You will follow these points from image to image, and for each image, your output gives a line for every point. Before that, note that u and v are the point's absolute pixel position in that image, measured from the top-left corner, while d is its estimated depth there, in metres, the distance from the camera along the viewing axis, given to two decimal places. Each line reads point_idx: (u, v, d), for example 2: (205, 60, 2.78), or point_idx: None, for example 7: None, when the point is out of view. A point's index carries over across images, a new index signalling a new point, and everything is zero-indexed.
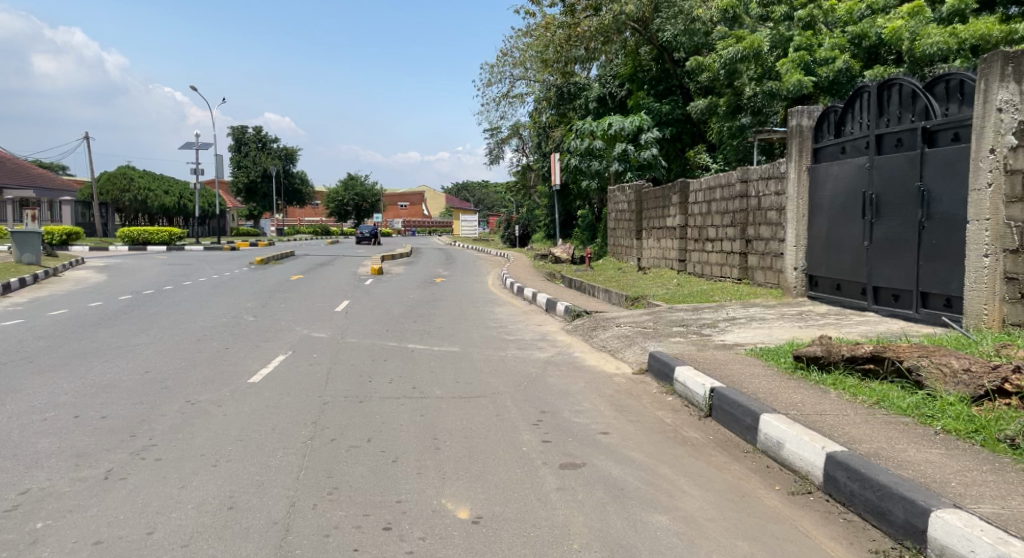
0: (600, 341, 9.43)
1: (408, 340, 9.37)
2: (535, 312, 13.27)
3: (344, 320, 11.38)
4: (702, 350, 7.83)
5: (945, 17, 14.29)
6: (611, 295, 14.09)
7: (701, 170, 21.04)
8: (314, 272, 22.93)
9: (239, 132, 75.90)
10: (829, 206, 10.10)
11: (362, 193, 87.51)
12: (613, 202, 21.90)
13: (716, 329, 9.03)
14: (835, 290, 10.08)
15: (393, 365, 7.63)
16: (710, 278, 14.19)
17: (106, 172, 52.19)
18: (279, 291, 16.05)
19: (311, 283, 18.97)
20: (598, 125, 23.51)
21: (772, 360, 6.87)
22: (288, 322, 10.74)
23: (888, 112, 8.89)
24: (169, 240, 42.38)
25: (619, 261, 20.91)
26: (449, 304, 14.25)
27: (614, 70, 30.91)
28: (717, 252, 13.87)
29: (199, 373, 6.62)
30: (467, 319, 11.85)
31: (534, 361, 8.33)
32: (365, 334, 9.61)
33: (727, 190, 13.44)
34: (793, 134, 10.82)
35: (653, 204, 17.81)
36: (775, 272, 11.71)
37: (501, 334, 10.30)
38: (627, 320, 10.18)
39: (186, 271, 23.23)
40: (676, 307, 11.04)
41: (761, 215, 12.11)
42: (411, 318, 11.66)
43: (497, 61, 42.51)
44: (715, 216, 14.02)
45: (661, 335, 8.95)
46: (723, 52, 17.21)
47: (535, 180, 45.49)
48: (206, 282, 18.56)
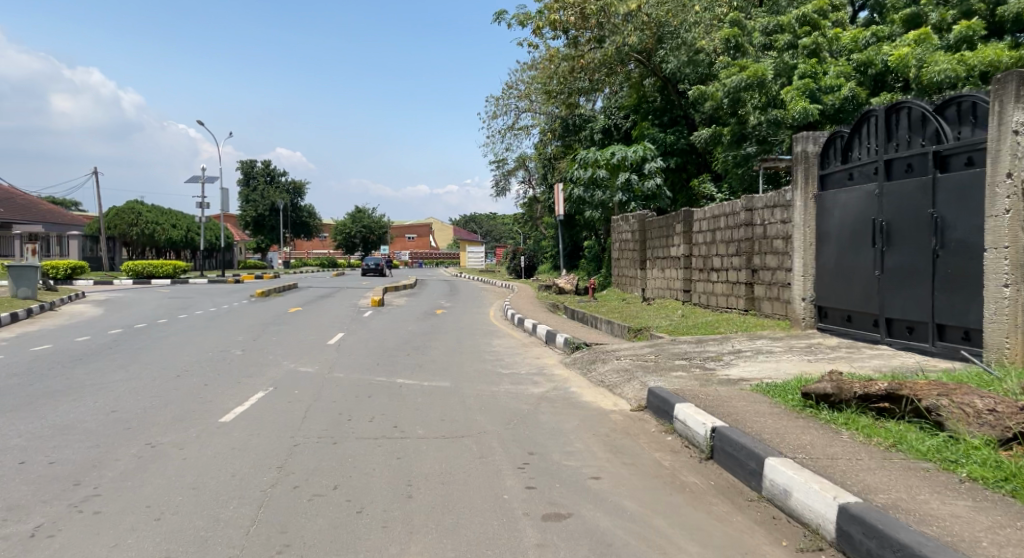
0: (599, 376, 8.99)
1: (397, 375, 8.96)
2: (534, 344, 12.84)
3: (335, 354, 10.99)
4: (705, 386, 7.39)
5: (952, 43, 13.95)
6: (614, 327, 13.66)
7: (706, 200, 20.70)
8: (315, 304, 22.60)
9: (247, 165, 76.30)
10: (837, 234, 9.72)
11: (370, 225, 87.62)
12: (617, 232, 21.57)
13: (720, 363, 8.59)
14: (845, 322, 9.66)
15: (377, 402, 7.23)
16: (716, 310, 13.76)
17: (114, 207, 52.39)
18: (274, 324, 15.69)
19: (309, 315, 18.60)
20: (602, 155, 23.28)
21: (779, 397, 6.44)
22: (276, 356, 10.35)
23: (897, 137, 8.54)
24: (174, 274, 42.23)
25: (624, 292, 20.50)
26: (446, 337, 13.83)
27: (618, 101, 30.77)
28: (723, 282, 13.46)
29: (168, 412, 6.24)
30: (463, 352, 11.44)
31: (528, 397, 7.90)
32: (353, 369, 9.22)
33: (732, 219, 13.07)
34: (798, 161, 10.48)
35: (658, 233, 17.44)
36: (782, 303, 11.28)
37: (496, 368, 9.87)
38: (628, 354, 9.75)
39: (185, 304, 22.96)
40: (680, 340, 10.61)
41: (767, 244, 11.72)
42: (404, 351, 11.25)
43: (502, 94, 42.55)
44: (720, 245, 13.64)
45: (663, 369, 8.51)
46: (727, 81, 16.95)
47: (541, 211, 45.25)
48: (202, 315, 18.23)
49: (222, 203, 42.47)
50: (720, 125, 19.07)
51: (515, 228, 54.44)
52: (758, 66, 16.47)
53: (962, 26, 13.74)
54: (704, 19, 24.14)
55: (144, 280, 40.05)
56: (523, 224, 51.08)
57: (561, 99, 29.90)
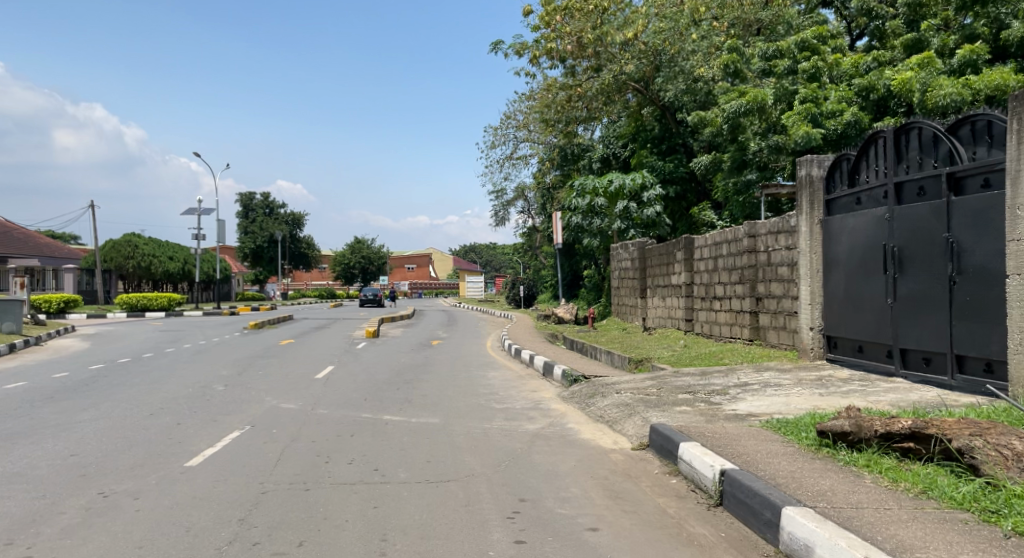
0: (598, 411, 8.50)
1: (384, 412, 8.48)
2: (531, 377, 12.35)
3: (322, 388, 10.50)
4: (711, 422, 6.92)
5: (956, 68, 13.57)
6: (614, 358, 13.19)
7: (707, 228, 20.32)
8: (308, 336, 22.12)
9: (246, 197, 76.27)
10: (846, 261, 9.29)
11: (369, 256, 87.35)
12: (616, 261, 21.17)
13: (726, 397, 8.12)
14: (857, 352, 9.21)
15: (359, 441, 6.76)
16: (719, 339, 13.30)
17: (111, 240, 52.13)
18: (263, 357, 15.23)
19: (301, 348, 18.14)
20: (600, 183, 22.97)
21: (791, 435, 5.98)
22: (259, 393, 9.89)
23: (907, 158, 8.14)
24: (169, 306, 41.85)
25: (624, 321, 20.03)
26: (440, 369, 13.35)
27: (616, 130, 30.56)
28: (726, 310, 13.02)
29: (131, 456, 5.78)
30: (456, 386, 10.95)
31: (522, 434, 7.42)
32: (338, 406, 8.72)
33: (735, 245, 12.68)
34: (802, 185, 10.09)
35: (658, 261, 17.04)
36: (788, 332, 10.83)
37: (489, 403, 9.40)
38: (628, 387, 9.27)
39: (176, 337, 22.47)
40: (682, 371, 10.14)
41: (772, 271, 11.30)
42: (395, 385, 10.77)
43: (501, 124, 42.47)
44: (722, 272, 13.23)
45: (665, 403, 8.04)
46: (726, 106, 16.63)
47: (541, 241, 44.87)
48: (191, 349, 17.76)
49: (218, 235, 42.30)
50: (720, 151, 18.75)
51: (516, 256, 54.09)
52: (758, 91, 16.16)
53: (965, 50, 13.38)
54: (702, 48, 23.96)
55: (138, 313, 39.63)
56: (523, 253, 50.70)
57: (558, 128, 29.71)
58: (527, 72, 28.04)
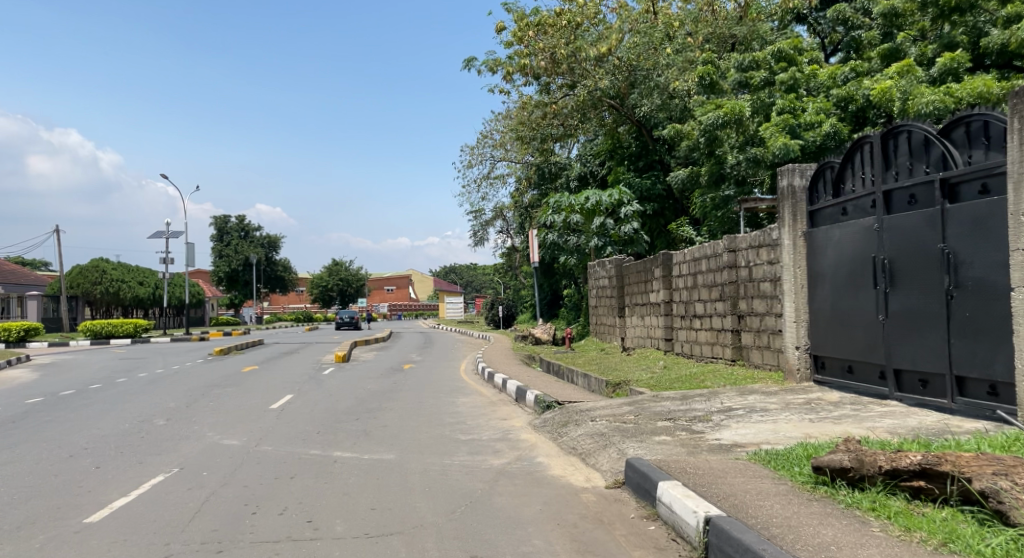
0: (570, 441, 7.79)
1: (336, 448, 7.71)
2: (502, 403, 11.61)
3: (273, 421, 9.69)
4: (692, 455, 6.24)
5: (936, 77, 13.13)
6: (591, 381, 12.51)
7: (685, 244, 19.77)
8: (275, 362, 21.23)
9: (221, 221, 75.18)
10: (833, 275, 8.69)
11: (347, 278, 86.25)
12: (593, 279, 20.56)
13: (708, 424, 7.45)
14: (846, 373, 8.60)
15: (300, 485, 6.02)
16: (701, 359, 12.67)
17: (77, 265, 50.91)
18: (220, 386, 14.37)
19: (264, 375, 17.28)
20: (576, 200, 22.40)
21: (782, 470, 5.34)
22: (202, 428, 9.09)
23: (895, 164, 7.55)
24: (136, 332, 40.71)
25: (602, 341, 19.36)
26: (407, 396, 12.58)
27: (593, 148, 30.09)
28: (707, 329, 12.41)
29: (24, 514, 5.01)
30: (420, 415, 10.20)
31: (485, 470, 6.69)
32: (285, 443, 7.95)
33: (714, 260, 12.10)
34: (783, 196, 9.50)
35: (636, 279, 16.44)
36: (773, 352, 10.22)
37: (453, 434, 8.66)
38: (603, 414, 8.58)
39: (135, 366, 21.48)
40: (661, 396, 9.46)
41: (754, 287, 10.72)
42: (354, 416, 9.99)
43: (477, 143, 41.95)
44: (702, 290, 12.63)
45: (643, 433, 7.35)
46: (702, 119, 16.12)
47: (520, 261, 44.19)
48: (147, 378, 16.85)
49: (188, 258, 41.33)
50: (697, 165, 18.24)
51: (496, 277, 53.35)
52: (736, 103, 15.66)
53: (945, 58, 12.94)
54: (676, 62, 23.57)
55: (104, 341, 38.46)
56: (503, 273, 49.96)
57: (534, 146, 29.22)
58: (501, 89, 27.56)
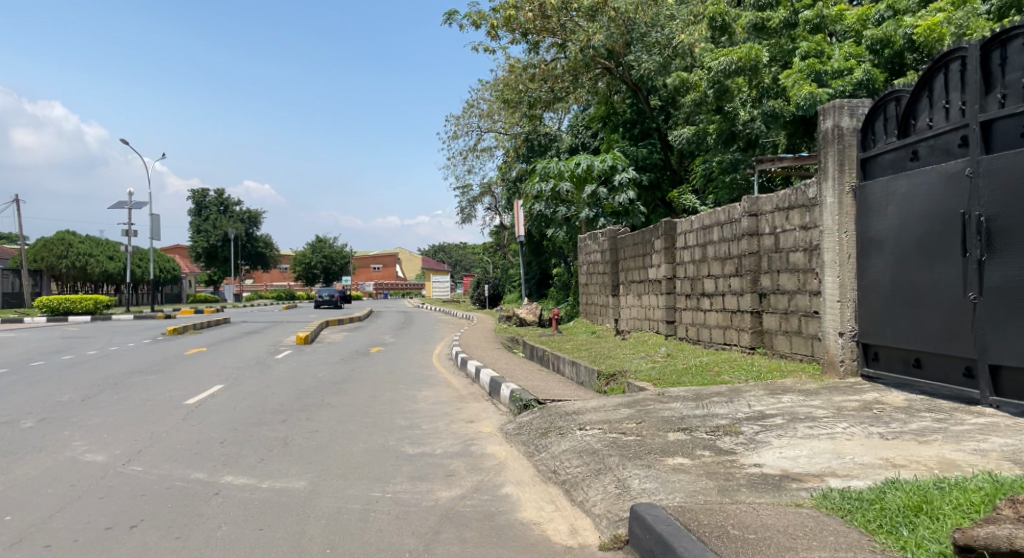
0: (549, 460, 5.76)
1: (227, 470, 5.62)
2: (472, 398, 9.59)
3: (171, 425, 7.63)
4: (728, 496, 4.20)
5: (995, 11, 11.05)
6: (581, 372, 10.48)
7: (687, 213, 17.71)
8: (229, 344, 19.11)
9: (200, 195, 72.69)
10: (896, 240, 6.64)
11: (332, 256, 83.87)
12: (583, 253, 18.57)
13: (739, 442, 5.40)
14: (912, 368, 6.58)
15: (134, 545, 3.96)
16: (711, 347, 10.67)
17: (43, 238, 48.69)
18: (144, 375, 12.28)
19: (206, 360, 15.17)
20: (566, 165, 20.26)
21: (885, 539, 3.33)
22: (73, 435, 7.01)
23: (1001, 84, 5.49)
24: (98, 309, 38.58)
25: (593, 323, 17.35)
26: (359, 388, 10.51)
27: (585, 117, 27.92)
28: (719, 310, 10.37)
29: None
30: (366, 416, 8.12)
31: (424, 512, 4.63)
32: (164, 461, 5.88)
33: (730, 228, 10.06)
34: (825, 142, 7.42)
35: (632, 253, 14.39)
36: (805, 339, 8.20)
37: (398, 446, 6.59)
38: (596, 420, 6.55)
39: (73, 347, 19.33)
40: (669, 394, 7.42)
41: (780, 259, 8.68)
42: (280, 420, 7.92)
43: (463, 112, 39.65)
44: (713, 263, 10.61)
45: (652, 453, 5.30)
46: (712, 66, 13.95)
47: (509, 238, 42.06)
48: (71, 364, 14.75)
49: (154, 232, 39.20)
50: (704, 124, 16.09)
51: (484, 255, 51.16)
52: (752, 46, 13.49)
53: None
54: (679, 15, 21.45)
55: (62, 318, 36.37)
56: (492, 251, 47.77)
57: (521, 113, 27.04)
58: (485, 49, 25.37)
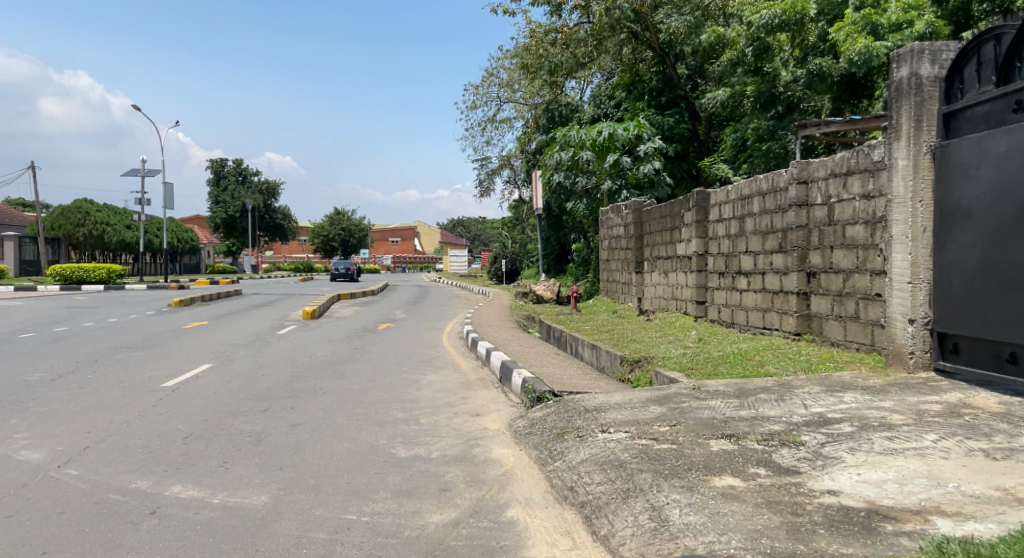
0: (565, 473, 4.76)
1: (177, 477, 4.67)
2: (480, 385, 8.60)
3: (135, 413, 6.71)
4: (803, 545, 3.18)
5: None
6: (601, 356, 9.45)
7: (719, 183, 16.50)
8: (232, 317, 18.29)
9: (218, 165, 72.12)
10: (990, 210, 5.49)
11: (349, 229, 83.13)
12: (604, 228, 17.41)
13: (802, 458, 4.34)
14: (1007, 363, 5.46)
15: None
16: (747, 331, 9.60)
17: (59, 206, 48.37)
18: (132, 350, 11.44)
19: (203, 334, 14.32)
20: (587, 133, 19.08)
21: None
22: (19, 425, 6.12)
23: None
24: (111, 278, 38.11)
25: (613, 302, 16.29)
26: (359, 371, 9.56)
27: (608, 87, 26.60)
28: (759, 289, 9.26)
29: None
30: (357, 406, 7.16)
31: (404, 547, 3.65)
32: (107, 464, 4.95)
33: (773, 198, 8.93)
34: (899, 95, 6.26)
35: (659, 226, 13.27)
36: (863, 325, 7.09)
37: (388, 446, 5.61)
38: (621, 422, 5.52)
39: (73, 318, 18.65)
40: (706, 388, 6.36)
41: (834, 233, 7.55)
42: (261, 408, 6.99)
43: (482, 81, 38.33)
44: (753, 238, 9.50)
45: (693, 469, 4.28)
46: (753, 20, 12.75)
47: (528, 213, 40.94)
48: (62, 336, 13.97)
49: (167, 200, 38.59)
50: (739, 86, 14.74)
51: (503, 229, 50.03)
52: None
53: None
54: None
55: (75, 286, 35.94)
56: (512, 226, 46.64)
57: (542, 80, 25.71)
58: (505, 12, 24.18)
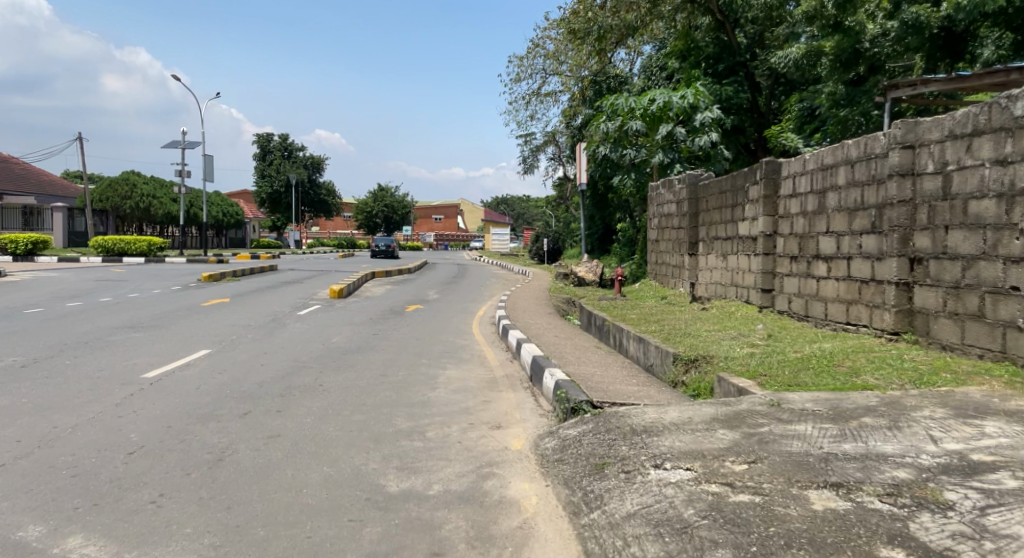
0: (607, 534, 3.47)
1: (87, 521, 3.51)
2: (508, 385, 7.37)
3: (88, 413, 5.58)
4: None
5: None
6: (651, 353, 8.09)
7: (788, 154, 14.77)
8: (256, 294, 17.32)
9: (264, 140, 71.98)
10: None
11: (393, 205, 82.50)
12: (654, 204, 15.89)
13: (956, 533, 3.00)
14: None
15: None
16: (826, 327, 8.15)
17: (106, 178, 48.44)
18: (133, 329, 10.43)
19: (220, 313, 13.32)
20: (637, 102, 17.64)
21: None
22: None
23: None
24: (150, 251, 37.73)
25: (662, 287, 14.87)
26: (371, 363, 8.38)
27: (661, 57, 24.77)
28: (845, 278, 7.80)
29: None
30: (357, 412, 5.96)
31: None
32: (6, 496, 3.80)
33: (866, 166, 7.45)
34: None
35: (717, 203, 11.80)
36: (992, 327, 5.64)
37: (378, 473, 4.39)
38: (683, 454, 4.21)
39: (94, 291, 17.89)
40: (789, 406, 4.96)
41: (953, 209, 6.09)
42: (241, 410, 5.82)
43: (527, 53, 36.79)
44: (836, 215, 8.04)
45: (791, 551, 2.98)
46: None
47: (573, 190, 39.45)
48: (72, 310, 13.09)
49: (207, 172, 38.09)
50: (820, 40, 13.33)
51: (548, 208, 48.54)
52: None
53: None
54: None
55: (115, 258, 35.62)
56: (556, 205, 45.16)
57: (589, 49, 24.23)
58: None
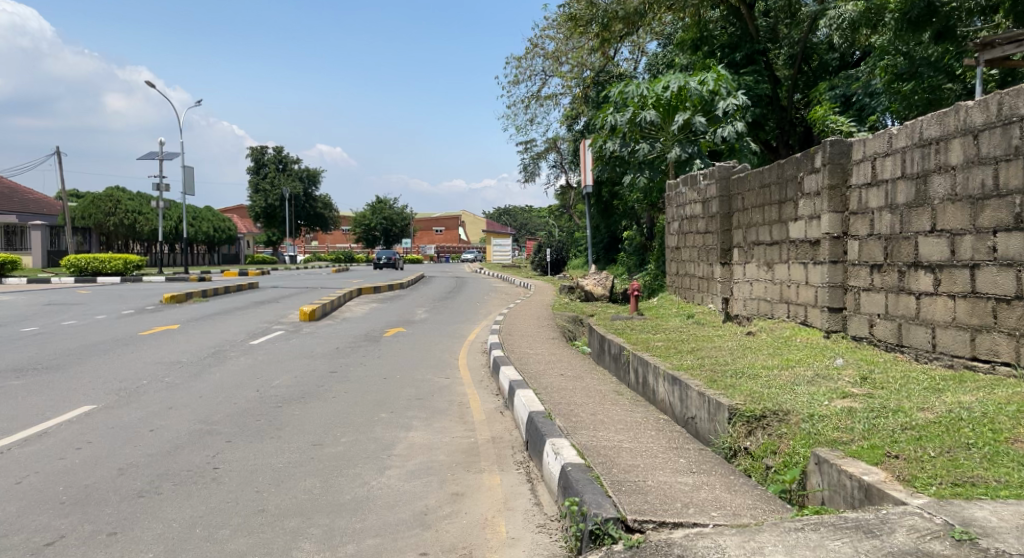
0: None
1: None
2: (493, 461, 5.07)
3: None
4: None
5: None
6: (693, 401, 5.78)
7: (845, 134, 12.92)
8: (216, 318, 15.02)
9: (258, 152, 69.83)
10: None
11: (392, 217, 80.33)
12: (671, 205, 13.65)
13: None
14: None
15: None
16: (936, 361, 5.89)
17: (90, 193, 46.28)
18: (23, 372, 8.17)
19: (156, 343, 11.03)
20: (650, 88, 15.43)
21: None
22: None
23: None
24: (128, 269, 35.51)
25: (684, 301, 12.62)
26: (308, 422, 6.08)
27: (668, 52, 22.52)
28: (968, 293, 5.53)
29: None
30: (242, 531, 3.68)
31: None
32: None
33: (1003, 133, 5.25)
34: None
35: (758, 200, 9.57)
36: None
37: None
38: None
39: (31, 316, 15.59)
40: (996, 547, 2.67)
41: None
42: (47, 537, 3.55)
43: (525, 53, 34.65)
44: (948, 206, 5.79)
45: None
46: None
47: (576, 198, 37.25)
48: None
49: (188, 185, 35.92)
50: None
51: (550, 218, 46.25)
52: None
53: None
54: None
55: (90, 278, 33.40)
56: (558, 213, 42.98)
57: (590, 40, 22.01)
58: None
